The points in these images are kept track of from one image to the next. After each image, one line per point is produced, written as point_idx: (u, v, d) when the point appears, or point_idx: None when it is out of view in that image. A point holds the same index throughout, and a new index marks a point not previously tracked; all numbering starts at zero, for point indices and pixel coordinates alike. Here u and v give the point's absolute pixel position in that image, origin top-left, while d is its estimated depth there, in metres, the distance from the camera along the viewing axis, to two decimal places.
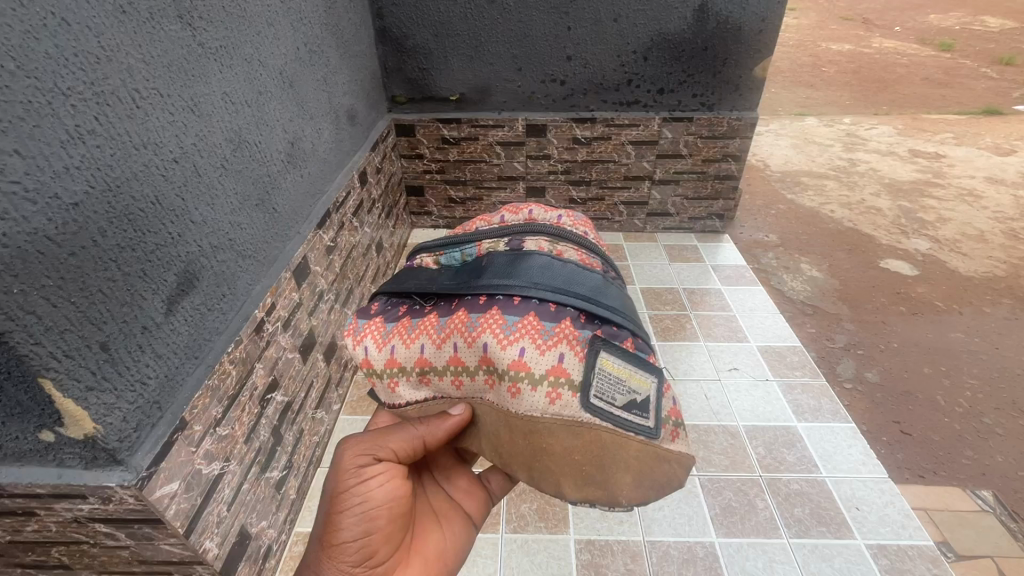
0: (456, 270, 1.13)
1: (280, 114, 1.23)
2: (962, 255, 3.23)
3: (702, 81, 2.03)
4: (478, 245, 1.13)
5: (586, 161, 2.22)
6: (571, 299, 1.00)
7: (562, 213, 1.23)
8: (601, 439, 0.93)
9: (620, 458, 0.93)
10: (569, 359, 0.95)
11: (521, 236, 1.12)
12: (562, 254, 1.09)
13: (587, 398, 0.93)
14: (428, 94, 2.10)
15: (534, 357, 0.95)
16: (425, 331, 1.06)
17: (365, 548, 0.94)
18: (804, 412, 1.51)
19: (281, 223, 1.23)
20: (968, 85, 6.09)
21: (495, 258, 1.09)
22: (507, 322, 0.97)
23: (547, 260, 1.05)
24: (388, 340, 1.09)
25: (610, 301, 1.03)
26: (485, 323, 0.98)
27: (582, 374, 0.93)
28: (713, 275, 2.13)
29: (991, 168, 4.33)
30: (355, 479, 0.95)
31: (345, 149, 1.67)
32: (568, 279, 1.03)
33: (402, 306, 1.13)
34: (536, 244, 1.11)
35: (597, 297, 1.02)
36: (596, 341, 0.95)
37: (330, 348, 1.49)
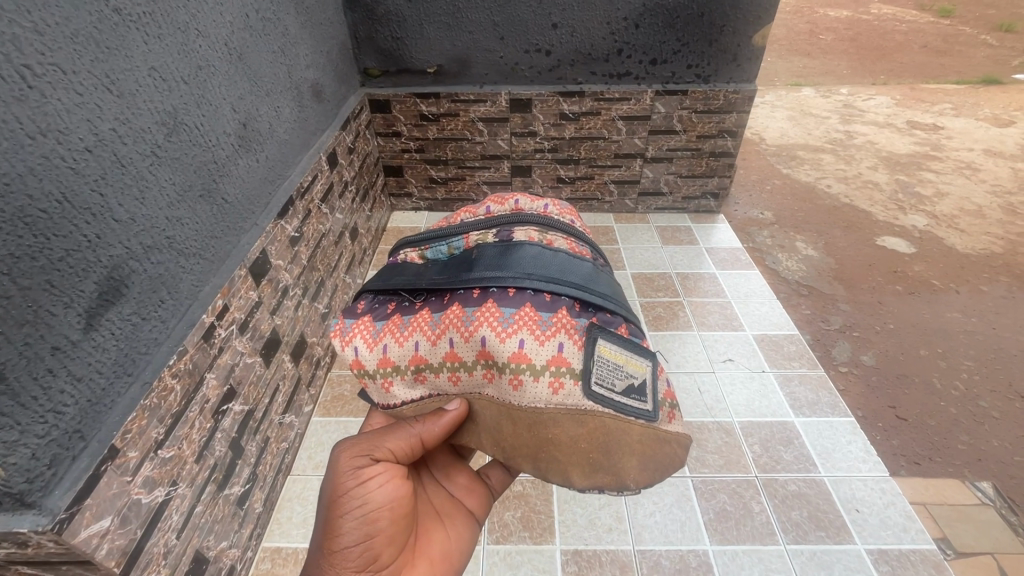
0: (445, 264, 1.08)
1: (228, 92, 1.10)
2: (959, 232, 3.16)
3: (698, 50, 1.89)
4: (466, 238, 1.09)
5: (574, 139, 2.08)
6: (566, 289, 0.99)
7: (546, 202, 1.20)
8: (605, 425, 0.94)
9: (624, 443, 0.94)
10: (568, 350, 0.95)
11: (510, 228, 1.09)
12: (552, 243, 1.07)
13: (588, 386, 0.92)
14: (403, 66, 1.95)
15: (533, 349, 0.93)
16: (419, 328, 1.01)
17: (367, 552, 0.89)
18: (802, 406, 1.44)
19: (234, 214, 1.11)
20: (967, 53, 5.93)
21: (486, 250, 1.05)
22: (503, 315, 0.94)
23: (539, 250, 1.03)
24: (381, 340, 1.05)
25: (601, 288, 1.02)
26: (480, 317, 0.95)
27: (583, 363, 0.92)
28: (707, 258, 2.04)
29: (990, 140, 4.23)
30: (354, 481, 0.90)
31: (310, 128, 1.53)
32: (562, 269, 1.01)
33: (393, 303, 1.08)
34: (525, 234, 1.08)
35: (591, 285, 1.01)
36: (594, 329, 0.93)
37: (299, 347, 1.39)
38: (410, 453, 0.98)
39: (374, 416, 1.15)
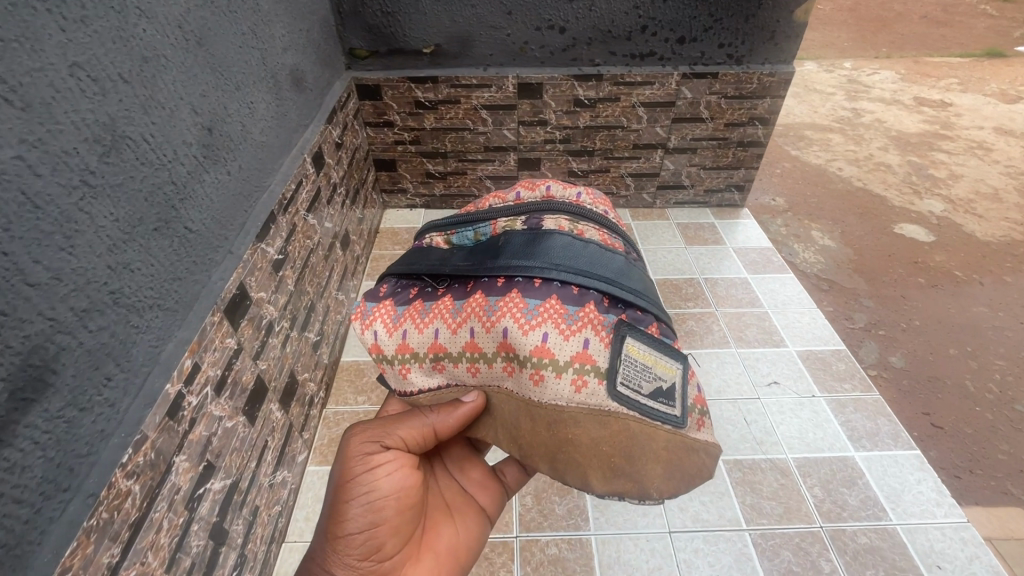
0: (470, 250, 0.96)
1: (185, 89, 0.86)
2: (978, 217, 3.03)
3: (731, 26, 1.66)
4: (493, 224, 0.96)
5: (589, 128, 1.87)
6: (593, 282, 0.84)
7: (585, 191, 1.03)
8: (628, 430, 0.82)
9: (646, 449, 0.83)
10: (593, 345, 0.81)
11: (539, 215, 0.94)
12: (583, 234, 0.92)
13: (613, 386, 0.82)
14: (395, 46, 1.69)
15: (557, 342, 0.80)
16: (439, 315, 0.90)
17: (371, 541, 0.84)
18: (861, 437, 1.29)
19: (201, 246, 0.89)
20: (968, 23, 5.73)
21: (512, 237, 0.91)
22: (528, 304, 0.82)
23: (571, 240, 0.88)
24: (398, 325, 0.94)
25: (633, 283, 0.88)
26: (503, 306, 0.84)
27: (609, 362, 0.81)
28: (736, 259, 1.86)
29: (999, 116, 4.08)
30: (362, 468, 0.85)
31: (291, 124, 1.29)
32: (588, 260, 0.87)
33: (415, 284, 0.98)
34: (555, 222, 0.92)
35: (621, 279, 0.87)
36: (622, 326, 0.84)
37: (289, 387, 1.18)
38: (423, 443, 0.92)
39: (391, 403, 1.06)
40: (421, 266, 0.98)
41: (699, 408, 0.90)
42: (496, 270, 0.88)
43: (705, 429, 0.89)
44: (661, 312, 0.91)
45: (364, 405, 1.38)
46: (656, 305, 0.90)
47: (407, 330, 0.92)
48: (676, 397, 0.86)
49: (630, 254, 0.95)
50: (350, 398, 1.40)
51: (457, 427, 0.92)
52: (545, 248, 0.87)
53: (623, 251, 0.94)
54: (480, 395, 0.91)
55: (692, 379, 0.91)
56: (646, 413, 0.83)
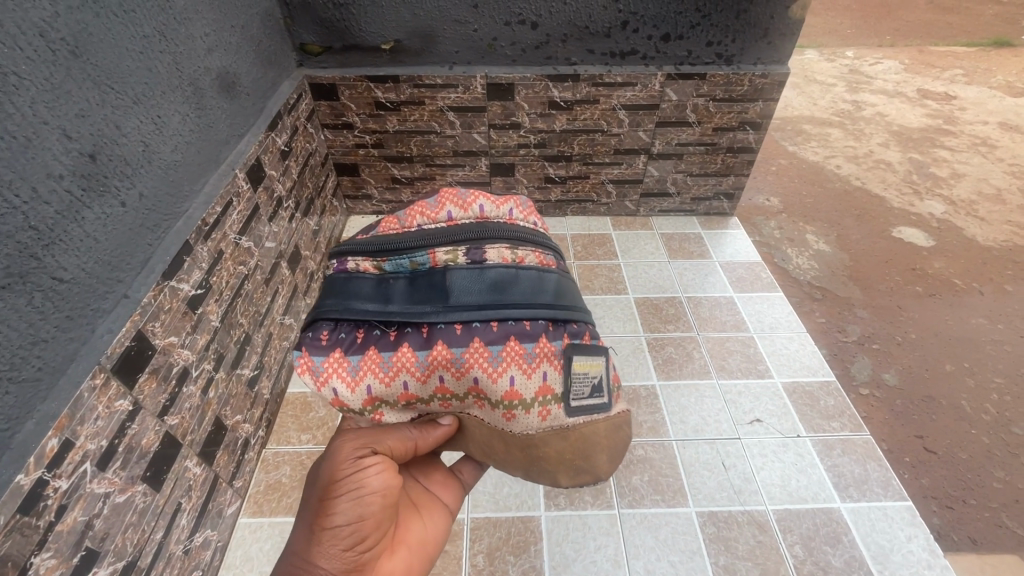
0: (411, 286, 0.74)
1: (51, 109, 0.72)
2: (979, 220, 2.88)
3: (720, 23, 1.51)
4: (432, 253, 0.74)
5: (565, 132, 1.72)
6: (540, 313, 0.75)
7: (517, 205, 0.84)
8: (583, 435, 0.80)
9: (600, 445, 0.83)
10: (553, 376, 0.76)
11: (480, 243, 0.74)
12: (524, 260, 0.76)
13: (572, 407, 0.78)
14: (350, 41, 1.53)
15: (523, 384, 0.75)
16: (397, 366, 0.74)
17: (359, 542, 0.69)
18: (849, 486, 1.18)
19: (78, 296, 0.75)
20: (974, 10, 5.47)
21: (458, 272, 0.73)
22: (491, 352, 0.74)
23: (516, 272, 0.75)
24: (352, 380, 0.73)
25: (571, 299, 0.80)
26: (469, 355, 0.74)
27: (564, 385, 0.77)
28: (722, 275, 1.74)
29: (1005, 110, 3.88)
30: (354, 464, 0.72)
31: (219, 136, 1.14)
32: (529, 288, 0.75)
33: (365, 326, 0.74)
34: (497, 254, 0.75)
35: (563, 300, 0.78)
36: (570, 350, 0.76)
37: (214, 437, 1.06)
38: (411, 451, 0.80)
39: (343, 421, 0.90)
40: (347, 305, 0.73)
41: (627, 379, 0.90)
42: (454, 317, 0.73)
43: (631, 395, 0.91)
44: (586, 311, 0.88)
45: (308, 445, 1.26)
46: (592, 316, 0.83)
47: (370, 383, 0.74)
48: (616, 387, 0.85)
49: (563, 265, 0.83)
50: (293, 436, 1.28)
51: (434, 445, 0.83)
52: (492, 288, 0.74)
53: (559, 267, 0.81)
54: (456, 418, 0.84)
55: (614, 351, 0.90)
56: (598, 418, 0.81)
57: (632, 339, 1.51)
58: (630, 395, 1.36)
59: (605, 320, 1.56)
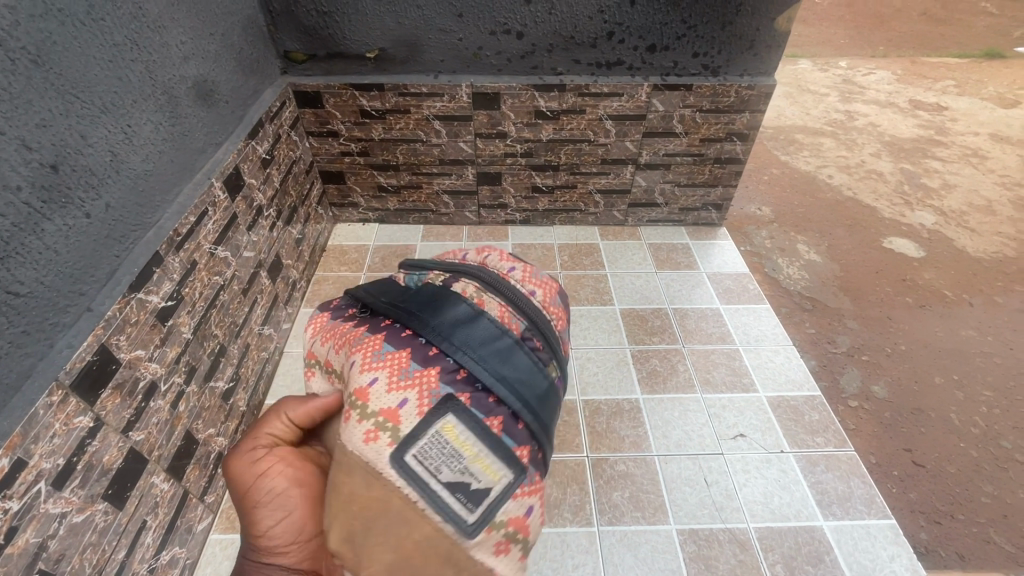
0: (394, 293, 0.83)
1: (9, 120, 0.70)
2: (969, 231, 2.88)
3: (707, 34, 1.51)
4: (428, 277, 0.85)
5: (552, 141, 1.71)
6: (456, 351, 0.72)
7: (536, 286, 0.88)
8: (389, 505, 0.63)
9: (393, 544, 0.63)
10: (408, 406, 0.67)
11: (465, 280, 0.82)
12: (484, 306, 0.79)
13: (402, 457, 0.65)
14: (335, 49, 1.52)
15: (379, 391, 0.69)
16: (337, 334, 0.82)
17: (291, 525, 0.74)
18: (832, 504, 1.17)
19: (34, 310, 0.73)
20: (966, 21, 5.49)
21: (424, 291, 0.81)
22: (381, 348, 0.73)
23: (463, 309, 0.77)
24: (320, 339, 0.85)
25: (505, 370, 0.73)
26: (366, 342, 0.74)
27: (412, 432, 0.66)
28: (710, 286, 1.73)
29: (996, 121, 3.90)
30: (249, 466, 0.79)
31: (195, 144, 1.12)
32: (467, 332, 0.74)
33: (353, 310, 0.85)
34: (467, 289, 0.81)
35: (490, 359, 0.73)
36: (448, 403, 0.68)
37: (184, 452, 1.03)
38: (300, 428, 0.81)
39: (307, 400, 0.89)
40: (357, 292, 0.88)
41: (520, 543, 0.67)
42: (392, 314, 0.78)
43: (509, 566, 0.66)
44: (546, 436, 0.75)
45: None
46: (536, 422, 0.73)
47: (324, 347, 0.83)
48: (475, 515, 0.64)
49: (531, 341, 0.79)
50: None
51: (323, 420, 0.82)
52: (433, 310, 0.76)
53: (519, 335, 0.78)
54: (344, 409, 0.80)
55: (528, 500, 0.70)
56: (418, 506, 0.63)
57: (617, 351, 1.50)
58: (613, 408, 1.35)
59: (590, 331, 1.55)
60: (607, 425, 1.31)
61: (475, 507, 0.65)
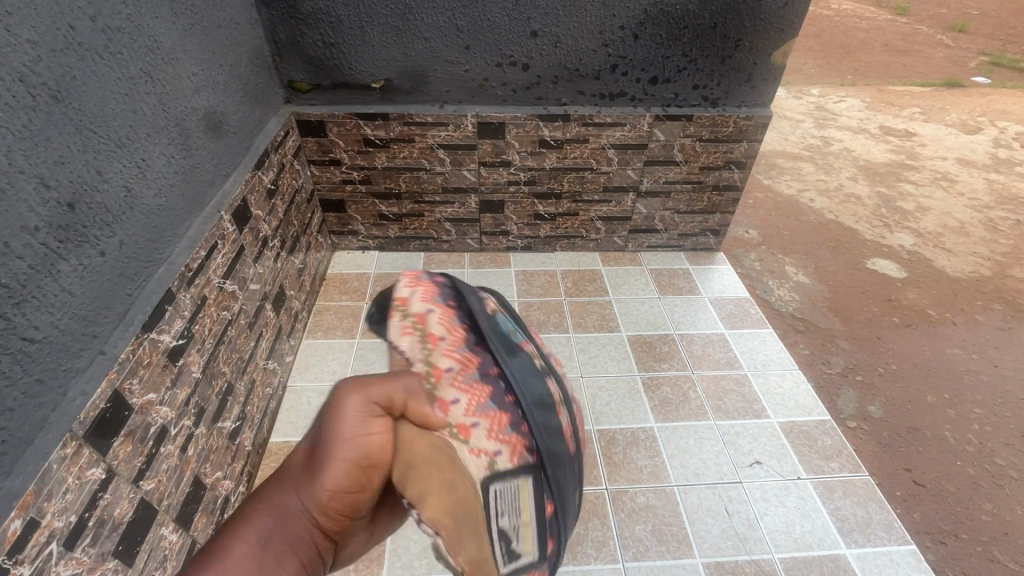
0: (494, 320, 0.57)
1: (29, 157, 0.67)
2: (946, 252, 2.98)
3: (707, 67, 1.56)
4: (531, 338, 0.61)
5: (555, 170, 1.73)
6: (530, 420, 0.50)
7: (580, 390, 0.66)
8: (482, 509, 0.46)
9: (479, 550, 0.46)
10: (500, 450, 0.48)
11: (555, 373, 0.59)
12: (567, 414, 0.55)
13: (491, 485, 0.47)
14: (341, 80, 1.52)
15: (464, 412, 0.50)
16: (452, 328, 0.55)
17: None
18: (853, 530, 1.17)
19: (49, 357, 0.69)
20: (926, 52, 5.79)
21: (519, 339, 0.57)
22: (496, 398, 0.51)
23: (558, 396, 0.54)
24: (434, 310, 0.56)
25: (567, 491, 0.50)
26: (467, 359, 0.53)
27: (509, 476, 0.47)
28: (712, 311, 1.74)
29: (961, 146, 4.09)
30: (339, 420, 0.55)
31: (204, 176, 1.09)
32: (545, 419, 0.50)
33: (455, 295, 0.58)
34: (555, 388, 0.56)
35: (563, 468, 0.50)
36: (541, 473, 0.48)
37: (191, 499, 0.98)
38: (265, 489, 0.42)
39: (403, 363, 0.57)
40: (474, 288, 0.61)
41: None
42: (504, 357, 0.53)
43: None
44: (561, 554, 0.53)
45: None
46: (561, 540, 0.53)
47: (419, 301, 0.57)
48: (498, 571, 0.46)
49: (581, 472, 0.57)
50: None
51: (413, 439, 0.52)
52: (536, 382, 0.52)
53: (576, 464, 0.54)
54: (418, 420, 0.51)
55: None
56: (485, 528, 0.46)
57: (627, 379, 1.49)
58: (629, 438, 1.33)
59: (599, 359, 1.54)
60: (624, 455, 1.29)
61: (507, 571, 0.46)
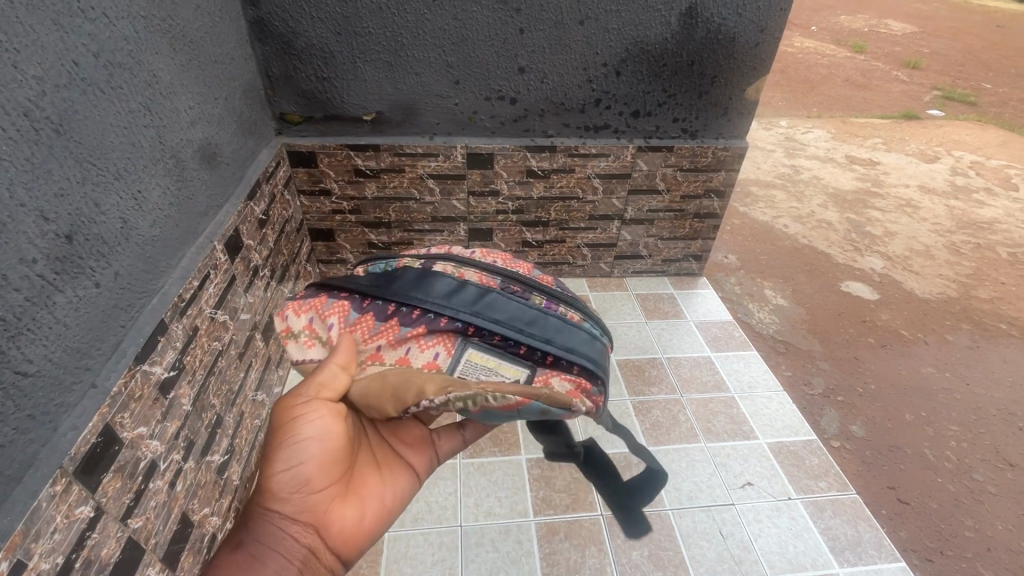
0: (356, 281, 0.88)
1: (29, 190, 0.67)
2: (915, 274, 3.10)
3: (685, 102, 1.64)
4: (398, 262, 0.89)
5: (543, 199, 1.78)
6: (458, 314, 0.82)
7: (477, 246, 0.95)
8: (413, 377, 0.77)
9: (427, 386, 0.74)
10: (441, 358, 0.81)
11: (438, 259, 0.88)
12: (463, 277, 0.86)
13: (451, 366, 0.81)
14: (333, 112, 1.55)
15: (414, 355, 0.82)
16: (339, 316, 0.85)
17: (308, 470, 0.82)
18: (844, 550, 1.19)
19: (41, 391, 0.68)
20: (884, 87, 6.13)
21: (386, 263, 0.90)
22: (398, 330, 0.84)
23: (447, 279, 0.85)
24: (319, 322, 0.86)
25: (498, 314, 0.82)
26: (386, 327, 0.84)
27: (450, 365, 0.81)
28: (698, 335, 1.78)
29: (922, 175, 4.30)
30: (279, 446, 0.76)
31: (199, 207, 1.10)
32: (460, 295, 0.83)
33: (318, 289, 0.89)
34: (445, 268, 0.87)
35: (484, 312, 0.82)
36: (466, 342, 0.82)
37: (178, 537, 0.95)
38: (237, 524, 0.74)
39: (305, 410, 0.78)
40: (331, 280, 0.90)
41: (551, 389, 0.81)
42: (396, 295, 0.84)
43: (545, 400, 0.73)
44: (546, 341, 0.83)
45: None
46: (562, 351, 0.82)
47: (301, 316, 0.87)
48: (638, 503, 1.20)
49: (511, 287, 0.86)
50: None
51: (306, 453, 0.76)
52: (427, 289, 0.84)
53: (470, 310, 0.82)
54: (305, 439, 0.76)
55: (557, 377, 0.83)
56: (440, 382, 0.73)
57: (618, 403, 1.50)
58: (622, 462, 1.34)
59: None
60: None
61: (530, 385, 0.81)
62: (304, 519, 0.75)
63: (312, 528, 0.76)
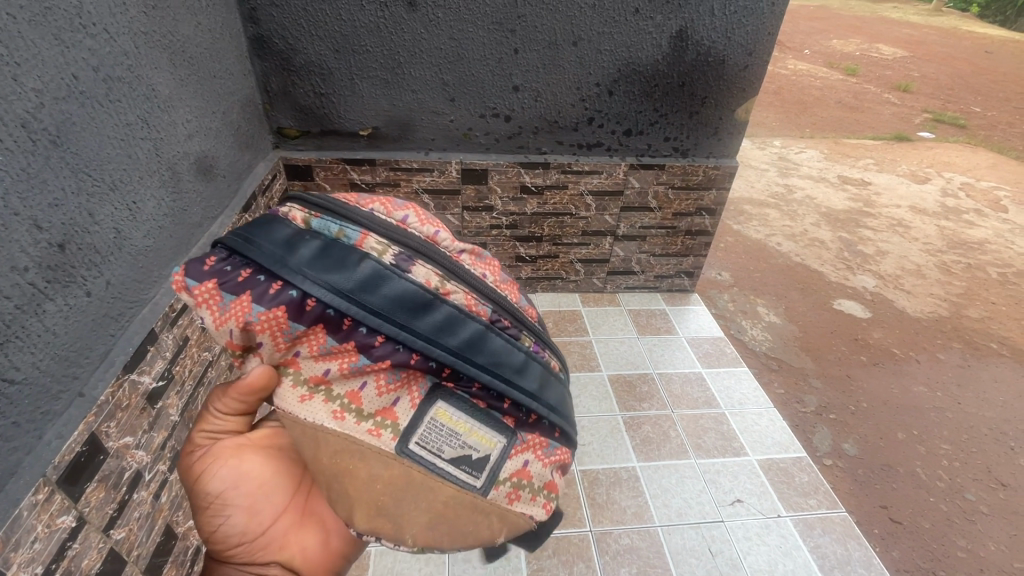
0: (291, 252, 0.53)
1: (24, 200, 0.68)
2: (906, 293, 3.13)
3: (676, 122, 1.67)
4: (361, 240, 0.57)
5: (536, 215, 1.80)
6: (435, 353, 0.56)
7: (462, 246, 0.68)
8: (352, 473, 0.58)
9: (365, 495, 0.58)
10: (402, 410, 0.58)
11: (417, 256, 0.59)
12: (447, 294, 0.58)
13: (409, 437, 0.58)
14: (329, 127, 1.57)
15: (369, 395, 0.58)
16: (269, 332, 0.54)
17: None
18: (833, 568, 1.18)
19: (28, 398, 0.68)
20: (876, 109, 6.24)
21: (338, 236, 0.56)
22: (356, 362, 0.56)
23: (422, 292, 0.56)
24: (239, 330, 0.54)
25: (483, 359, 0.58)
26: (340, 349, 0.56)
27: (410, 422, 0.59)
28: (690, 351, 1.79)
29: (913, 195, 4.36)
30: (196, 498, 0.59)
31: (192, 218, 1.10)
32: (435, 320, 0.56)
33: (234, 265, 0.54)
34: (425, 274, 0.58)
35: (466, 352, 0.58)
36: (434, 396, 0.59)
37: (159, 550, 0.94)
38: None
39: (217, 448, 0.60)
40: (248, 241, 0.54)
41: (527, 486, 0.62)
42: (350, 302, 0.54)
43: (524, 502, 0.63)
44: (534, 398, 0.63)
45: None
46: (551, 413, 0.63)
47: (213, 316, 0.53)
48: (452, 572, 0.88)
49: (501, 320, 0.62)
50: None
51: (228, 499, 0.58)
52: (394, 301, 0.55)
53: (454, 347, 0.57)
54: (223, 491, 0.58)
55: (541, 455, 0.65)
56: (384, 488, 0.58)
57: (608, 419, 1.50)
58: (612, 478, 1.34)
59: (582, 400, 1.55)
60: (608, 496, 1.29)
61: (491, 477, 0.61)
62: (261, 560, 0.59)
63: (275, 565, 0.60)
